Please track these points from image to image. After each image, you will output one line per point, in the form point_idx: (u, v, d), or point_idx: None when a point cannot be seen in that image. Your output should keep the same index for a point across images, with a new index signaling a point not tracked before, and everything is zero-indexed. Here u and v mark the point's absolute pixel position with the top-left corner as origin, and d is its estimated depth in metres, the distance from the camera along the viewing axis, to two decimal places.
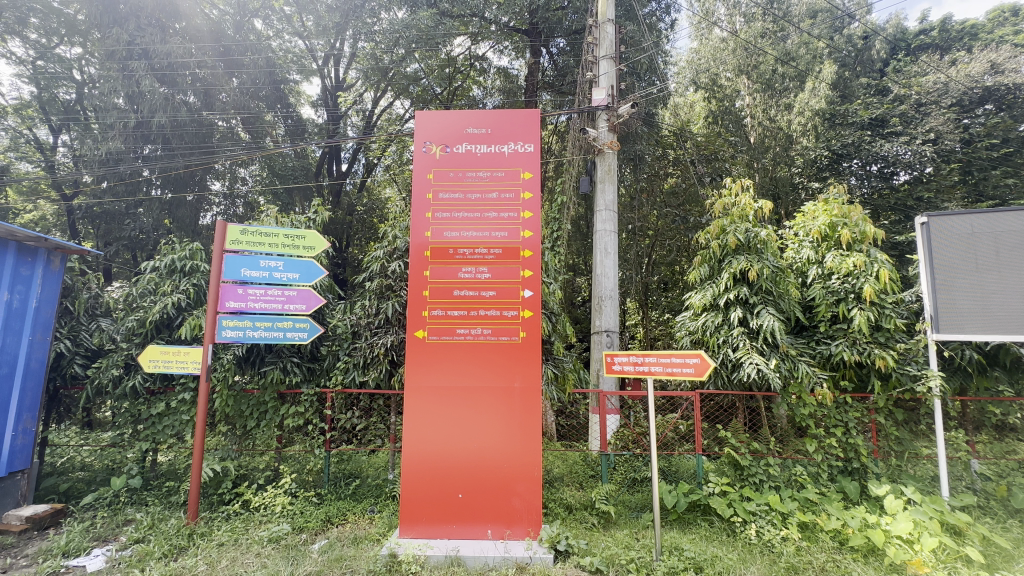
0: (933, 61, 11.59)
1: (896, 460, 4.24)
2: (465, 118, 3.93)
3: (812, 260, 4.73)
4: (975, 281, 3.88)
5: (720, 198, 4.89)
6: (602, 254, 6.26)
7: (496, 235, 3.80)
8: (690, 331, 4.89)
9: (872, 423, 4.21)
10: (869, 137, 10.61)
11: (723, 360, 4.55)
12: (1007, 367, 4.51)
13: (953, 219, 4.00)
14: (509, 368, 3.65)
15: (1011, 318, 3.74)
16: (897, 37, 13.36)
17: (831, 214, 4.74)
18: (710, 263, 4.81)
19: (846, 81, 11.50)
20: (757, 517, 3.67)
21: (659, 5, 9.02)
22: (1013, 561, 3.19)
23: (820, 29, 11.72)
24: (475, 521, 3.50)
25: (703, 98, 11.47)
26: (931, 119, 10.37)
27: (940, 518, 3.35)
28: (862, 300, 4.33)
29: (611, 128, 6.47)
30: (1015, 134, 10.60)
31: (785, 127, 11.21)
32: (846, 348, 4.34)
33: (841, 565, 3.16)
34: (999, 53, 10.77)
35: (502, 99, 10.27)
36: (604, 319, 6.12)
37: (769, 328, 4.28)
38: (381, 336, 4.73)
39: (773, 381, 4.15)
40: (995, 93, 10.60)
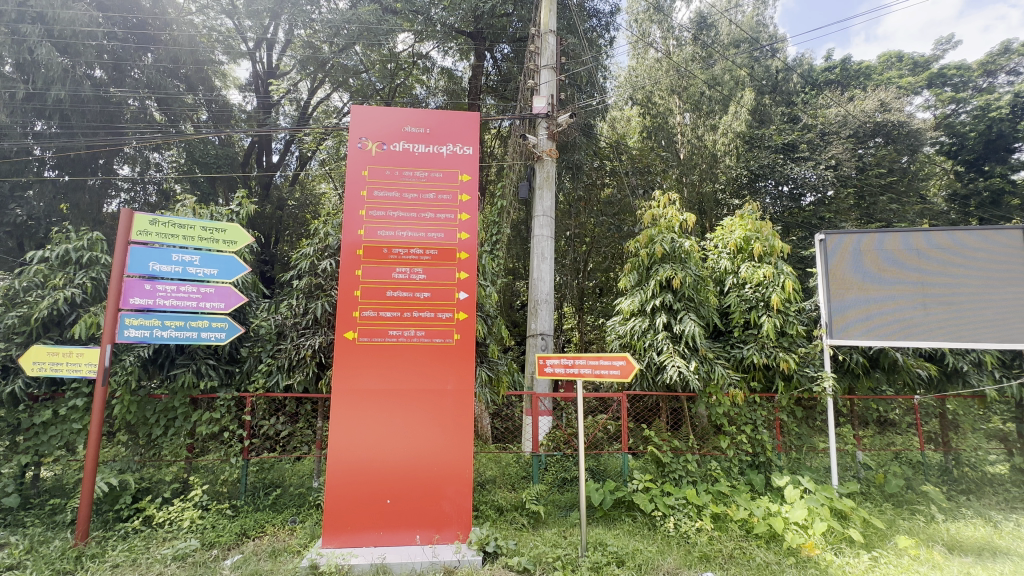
0: (836, 96, 12.96)
1: (796, 454, 4.69)
2: (404, 115, 3.86)
3: (729, 270, 5.09)
4: (864, 292, 4.37)
5: (649, 210, 5.15)
6: (538, 258, 6.37)
7: (432, 236, 3.77)
8: (620, 334, 5.11)
9: (777, 420, 4.62)
10: (782, 160, 11.77)
11: (649, 363, 4.79)
12: (887, 368, 5.11)
13: (846, 237, 4.47)
14: (442, 371, 3.62)
15: (890, 328, 4.28)
16: (807, 71, 14.78)
17: (745, 228, 5.12)
18: (639, 270, 5.04)
19: (764, 107, 12.68)
20: (676, 510, 3.90)
21: (600, 22, 9.43)
22: (886, 539, 3.63)
23: (743, 58, 12.73)
24: (403, 527, 3.43)
25: (638, 114, 12.11)
26: (833, 147, 11.61)
27: (830, 504, 3.71)
28: (770, 308, 4.75)
29: (550, 137, 6.63)
30: (898, 165, 12.08)
31: (710, 146, 12.02)
32: (755, 352, 4.72)
33: (747, 551, 3.42)
34: (888, 93, 12.22)
35: (446, 100, 10.15)
36: (540, 323, 6.23)
37: (690, 333, 4.55)
38: (309, 337, 4.48)
39: (693, 382, 4.42)
40: (884, 128, 11.91)
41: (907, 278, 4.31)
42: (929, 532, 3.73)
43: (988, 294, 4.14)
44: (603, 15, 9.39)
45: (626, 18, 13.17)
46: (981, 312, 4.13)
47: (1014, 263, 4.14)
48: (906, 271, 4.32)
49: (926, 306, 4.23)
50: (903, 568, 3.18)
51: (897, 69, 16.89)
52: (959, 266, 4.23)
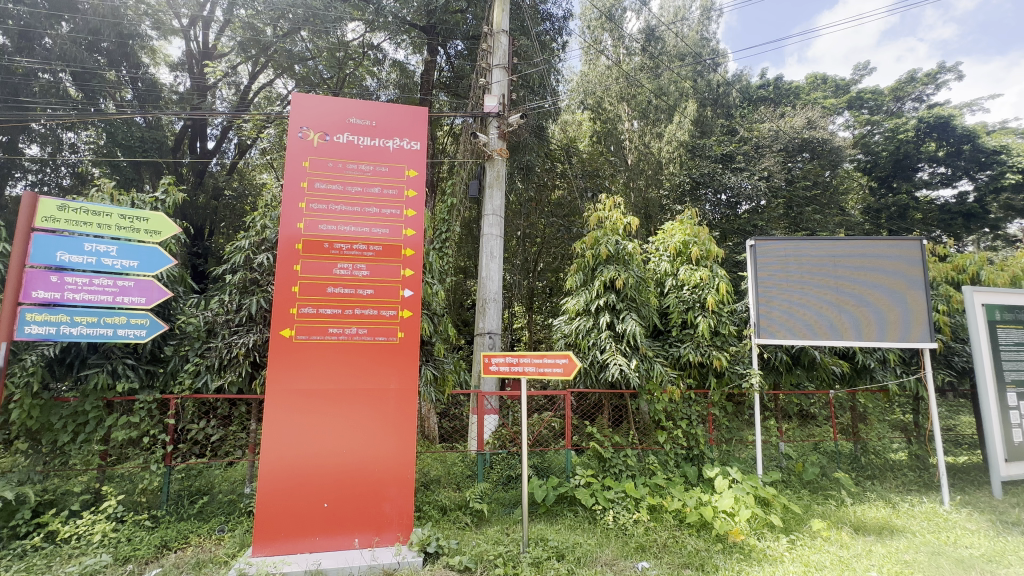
0: (769, 112, 13.89)
1: (726, 446, 4.99)
2: (348, 106, 3.73)
3: (669, 271, 5.31)
4: (787, 296, 4.71)
5: (595, 212, 5.28)
6: (487, 257, 6.38)
7: (377, 232, 3.67)
8: (565, 333, 5.21)
9: (710, 414, 4.89)
10: (720, 170, 12.52)
11: (592, 361, 4.92)
12: (807, 366, 5.53)
13: (773, 245, 4.81)
14: (385, 370, 3.54)
15: (809, 328, 4.64)
16: (745, 87, 15.73)
17: (685, 233, 5.36)
18: (585, 271, 5.15)
19: (705, 119, 13.38)
20: (615, 503, 4.03)
21: (552, 26, 9.55)
22: (802, 523, 3.93)
23: (687, 71, 13.35)
24: (341, 532, 3.32)
25: (589, 119, 12.40)
26: (766, 160, 12.44)
27: (755, 492, 3.97)
28: (706, 309, 5.01)
29: (501, 137, 6.64)
30: (822, 179, 13.11)
31: (655, 153, 12.57)
32: (691, 350, 4.96)
33: (679, 539, 3.60)
34: (814, 113, 13.24)
35: (398, 93, 9.78)
36: (487, 321, 6.24)
37: (631, 332, 4.70)
38: (243, 335, 4.25)
39: (633, 380, 4.57)
40: (810, 144, 12.89)
41: (825, 283, 4.68)
42: (839, 515, 4.08)
43: (892, 299, 4.59)
44: (556, 19, 9.50)
45: (579, 24, 13.46)
46: (886, 315, 4.57)
47: (913, 271, 4.61)
48: (823, 277, 4.70)
49: (840, 308, 4.62)
50: (816, 549, 3.46)
51: (822, 90, 18.37)
52: (869, 273, 4.65)
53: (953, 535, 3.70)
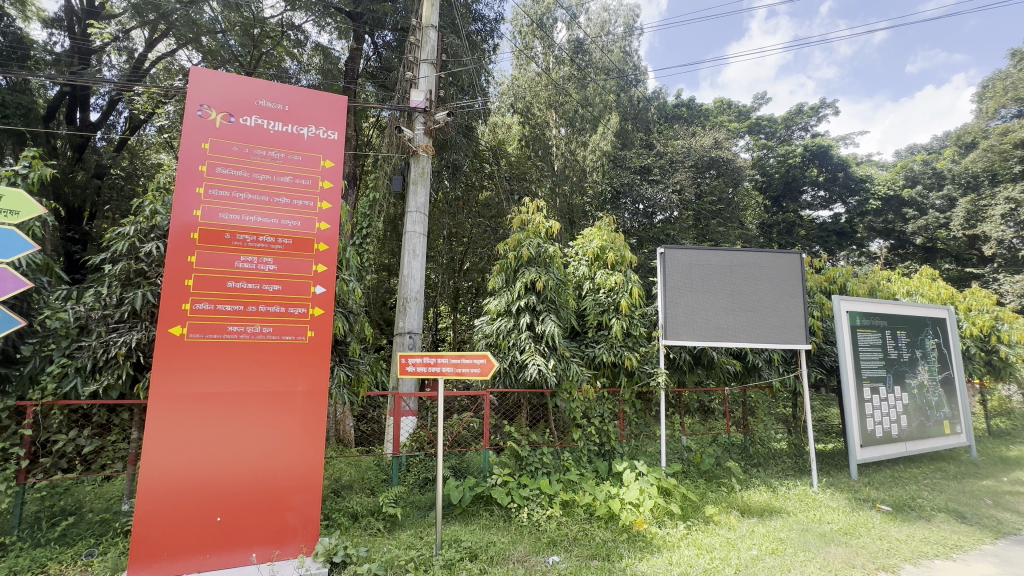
0: (683, 131, 15.03)
1: (634, 441, 5.30)
2: (257, 87, 3.46)
3: (586, 275, 5.53)
4: (690, 300, 5.10)
5: (519, 214, 5.37)
6: (409, 255, 6.23)
7: (286, 224, 3.44)
8: (486, 334, 5.24)
9: (620, 412, 5.16)
10: (639, 181, 13.34)
11: (511, 362, 4.98)
12: (706, 365, 6.01)
13: (680, 253, 5.17)
14: (292, 371, 3.32)
15: (707, 330, 5.06)
16: (662, 105, 16.87)
17: (602, 239, 5.60)
18: (507, 272, 5.23)
19: (626, 132, 14.22)
20: (530, 501, 4.11)
21: (484, 27, 9.60)
22: (698, 509, 4.28)
23: (612, 85, 14.05)
24: (236, 547, 3.07)
25: (519, 122, 12.62)
26: (679, 175, 13.42)
27: (658, 483, 4.26)
28: (619, 312, 5.27)
29: (427, 133, 6.54)
30: (726, 196, 14.41)
31: (581, 161, 13.09)
32: (605, 351, 5.17)
33: (589, 532, 3.75)
34: (721, 134, 14.53)
35: (320, 79, 9.15)
36: (408, 321, 6.10)
37: (549, 333, 4.80)
38: (124, 333, 3.73)
39: (550, 379, 4.69)
40: (717, 163, 14.11)
41: (724, 289, 5.14)
42: (729, 500, 4.50)
43: (777, 305, 5.16)
44: (487, 21, 9.58)
45: (511, 29, 13.71)
46: (771, 319, 5.13)
47: (794, 281, 5.22)
48: (723, 284, 5.15)
49: (736, 312, 5.09)
50: (708, 533, 3.78)
51: (728, 114, 20.21)
52: (760, 281, 5.18)
53: (819, 513, 4.23)
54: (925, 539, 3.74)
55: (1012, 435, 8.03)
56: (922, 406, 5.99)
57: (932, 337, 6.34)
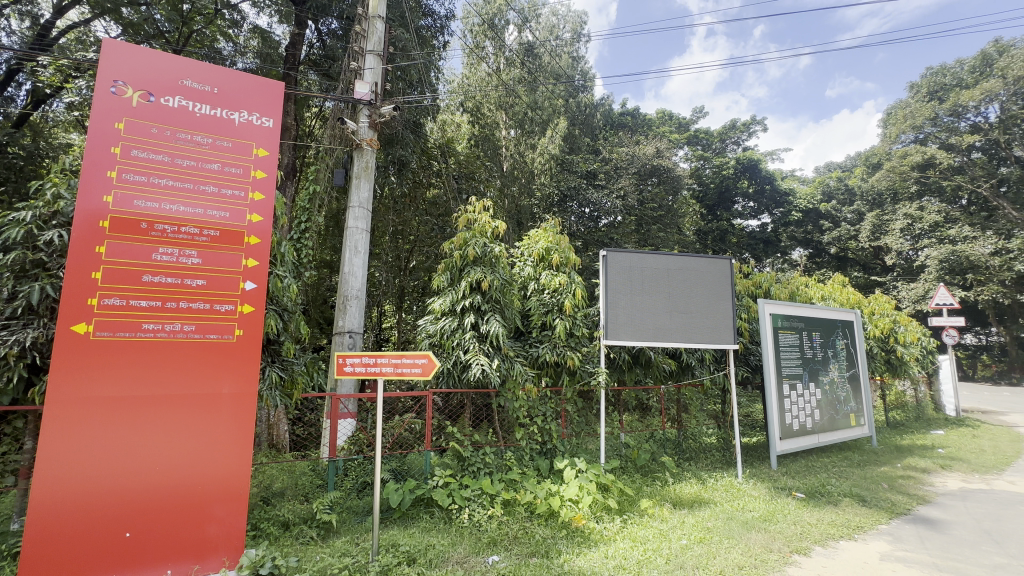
0: (627, 138, 15.61)
1: (576, 439, 5.42)
2: (182, 66, 3.21)
3: (531, 276, 5.57)
4: (630, 302, 5.28)
5: (465, 213, 5.34)
6: (350, 252, 6.01)
7: (213, 214, 3.21)
8: (430, 333, 5.15)
9: (562, 410, 5.26)
10: (585, 186, 13.87)
11: (455, 362, 4.91)
12: (644, 364, 6.22)
13: (622, 256, 5.32)
14: (215, 372, 3.11)
15: (645, 331, 5.26)
16: (608, 112, 17.40)
17: (548, 241, 5.68)
18: (452, 271, 5.18)
19: (573, 137, 14.71)
20: (471, 501, 4.10)
21: (434, 22, 9.47)
22: (633, 503, 4.45)
23: (561, 90, 14.32)
24: (148, 563, 2.83)
25: (468, 121, 12.53)
26: (622, 181, 13.94)
27: (596, 480, 4.38)
28: (563, 313, 5.36)
29: (372, 126, 6.34)
30: (666, 203, 15.13)
31: (529, 163, 13.25)
32: (548, 350, 5.23)
33: (529, 530, 3.79)
34: (663, 144, 15.22)
35: (257, 63, 8.63)
36: (348, 320, 5.88)
37: (494, 333, 4.79)
38: (17, 331, 3.31)
39: (494, 379, 4.69)
40: (658, 170, 14.75)
41: (662, 291, 5.37)
42: (663, 493, 4.70)
43: (709, 307, 5.47)
44: (438, 18, 9.46)
45: (462, 27, 13.61)
46: (703, 320, 5.43)
47: (725, 285, 5.57)
48: (661, 286, 5.38)
49: (672, 314, 5.34)
50: (642, 525, 3.93)
51: (669, 125, 21.18)
52: (694, 284, 5.47)
53: (742, 502, 4.53)
54: (833, 522, 4.09)
55: (905, 425, 9.00)
56: (832, 401, 6.57)
57: (842, 337, 6.97)
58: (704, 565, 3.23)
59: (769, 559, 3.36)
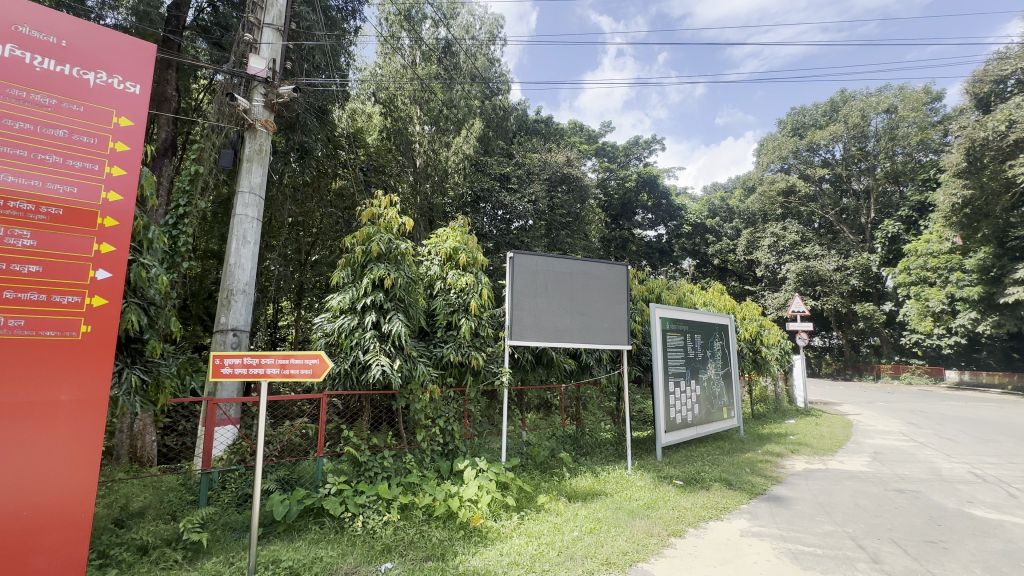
0: (540, 145, 16.15)
1: (478, 439, 5.42)
2: (16, 7, 2.66)
3: (437, 275, 5.49)
4: (534, 303, 5.40)
5: (369, 207, 5.12)
6: (238, 242, 5.46)
7: (56, 190, 2.72)
8: (327, 332, 4.85)
9: (465, 411, 5.24)
10: (498, 188, 14.34)
11: (353, 362, 4.66)
12: (546, 364, 6.41)
13: (528, 259, 5.42)
14: (53, 374, 2.63)
15: (547, 331, 5.42)
16: (522, 117, 17.78)
17: (455, 240, 5.64)
18: (353, 267, 4.94)
19: (488, 139, 15.12)
20: (366, 508, 3.92)
21: (344, 5, 8.97)
22: (531, 499, 4.56)
23: (477, 91, 14.34)
24: None
25: (380, 113, 11.97)
26: (533, 186, 14.40)
27: (496, 478, 4.43)
28: (468, 313, 5.33)
29: (268, 107, 5.83)
30: (575, 210, 15.83)
31: (443, 161, 13.15)
32: (453, 351, 5.16)
33: (425, 534, 3.71)
34: (573, 154, 15.94)
35: (130, 21, 7.51)
36: (232, 316, 5.34)
37: (396, 332, 4.62)
38: None
39: (395, 380, 4.52)
40: (569, 179, 15.38)
41: (565, 293, 5.60)
42: (559, 488, 4.89)
43: (606, 309, 5.85)
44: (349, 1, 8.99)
45: (377, 15, 13.06)
46: (600, 321, 5.78)
47: (620, 289, 6.00)
48: (565, 288, 5.60)
49: (572, 315, 5.60)
50: (539, 520, 4.04)
51: (579, 135, 22.18)
52: (594, 288, 5.80)
53: (630, 492, 4.86)
54: (704, 505, 4.55)
55: (766, 416, 10.34)
56: (709, 396, 7.31)
57: (719, 339, 7.80)
58: (592, 554, 3.40)
59: (649, 543, 3.64)
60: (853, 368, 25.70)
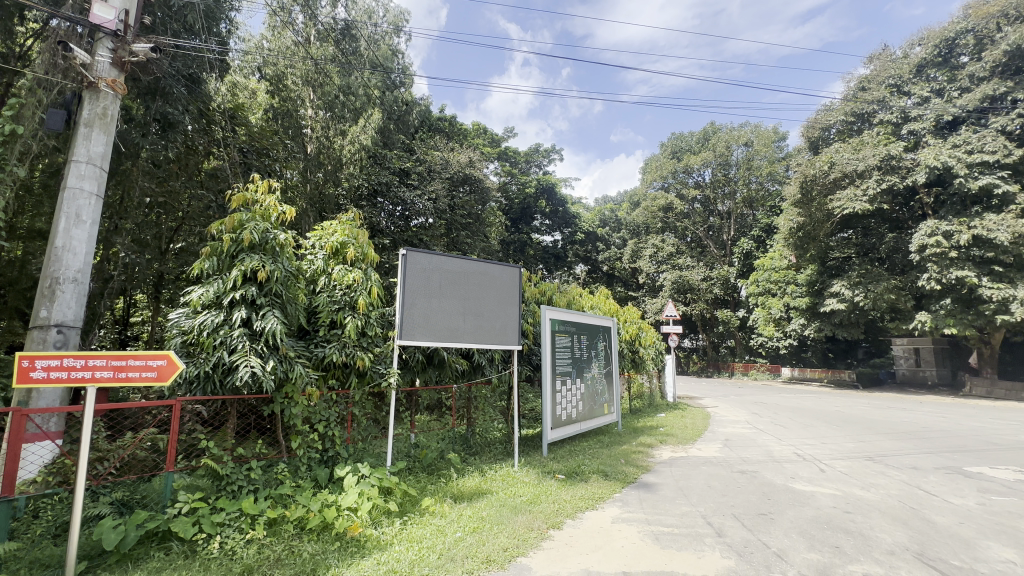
0: (442, 144, 15.99)
1: (362, 444, 5.14)
2: None
3: (322, 269, 5.12)
4: (426, 302, 5.28)
5: (242, 192, 4.61)
6: (69, 220, 4.56)
7: None
8: (184, 331, 4.26)
9: (349, 414, 4.95)
10: (396, 183, 13.85)
11: (217, 363, 4.14)
12: (437, 364, 6.32)
13: (421, 257, 5.29)
14: None
15: (438, 331, 5.34)
16: (425, 113, 17.43)
17: (343, 234, 5.32)
18: (220, 257, 4.40)
19: (388, 131, 14.58)
20: (225, 527, 3.51)
21: None
22: (416, 503, 4.45)
23: (377, 80, 13.75)
24: None
25: (266, 90, 10.95)
26: (434, 184, 14.19)
27: (379, 484, 4.25)
28: (355, 310, 5.05)
29: (117, 64, 4.98)
30: (475, 212, 15.96)
31: (338, 149, 12.38)
32: (336, 350, 4.83)
33: (296, 549, 3.43)
34: (476, 156, 16.01)
35: None
36: (58, 309, 4.45)
37: (270, 330, 4.19)
38: None
39: (267, 384, 4.10)
40: (470, 180, 15.38)
41: (458, 293, 5.57)
42: (445, 489, 4.86)
43: (498, 309, 5.95)
44: None
45: None
46: (492, 322, 5.86)
47: (512, 291, 6.15)
48: (458, 288, 5.59)
49: (463, 316, 5.59)
50: (422, 524, 3.96)
51: (482, 138, 22.34)
52: (486, 289, 5.86)
53: (515, 489, 4.97)
54: (582, 496, 4.84)
55: (641, 411, 11.36)
56: (592, 393, 7.79)
57: (602, 340, 8.35)
58: (473, 554, 3.41)
59: (529, 537, 3.77)
60: (713, 366, 29.34)
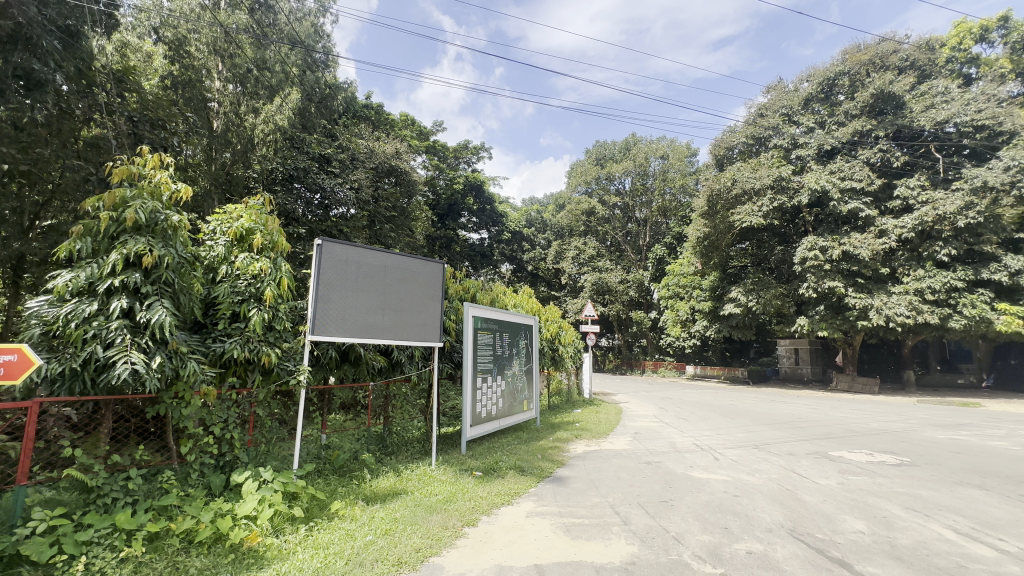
0: (366, 132, 15.32)
1: (265, 447, 4.77)
2: None
3: (224, 257, 4.67)
4: (341, 295, 5.00)
5: (126, 166, 4.06)
6: None
7: None
8: (46, 321, 3.67)
9: (250, 414, 4.56)
10: (315, 169, 13.05)
11: (88, 359, 3.61)
12: (353, 361, 6.07)
13: (338, 248, 4.99)
14: None
15: (354, 326, 5.10)
16: (349, 99, 16.59)
17: (250, 219, 4.89)
18: (96, 238, 3.85)
19: (308, 113, 13.68)
20: (93, 545, 3.08)
21: None
22: (323, 507, 4.22)
23: (296, 58, 12.86)
24: None
25: (164, 55, 9.80)
26: (356, 173, 13.55)
27: (283, 488, 3.97)
28: (261, 302, 4.66)
29: None
30: (400, 205, 15.50)
31: (249, 128, 11.38)
32: (237, 346, 4.43)
33: (181, 565, 3.10)
34: (403, 147, 15.52)
35: None
36: None
37: (157, 322, 3.73)
38: None
39: (151, 383, 3.65)
40: (396, 171, 14.87)
41: (376, 287, 5.36)
42: (357, 491, 4.66)
43: (419, 304, 5.83)
44: None
45: None
46: (413, 317, 5.74)
47: (434, 286, 6.05)
48: (376, 281, 5.37)
49: (382, 310, 5.39)
50: (329, 529, 3.77)
51: (410, 129, 21.74)
52: (407, 283, 5.71)
53: (431, 488, 4.89)
54: (498, 492, 4.88)
55: (558, 407, 11.72)
56: (512, 390, 7.88)
57: (524, 338, 8.47)
58: (383, 557, 3.30)
59: (443, 536, 3.72)
60: (627, 364, 31.08)
